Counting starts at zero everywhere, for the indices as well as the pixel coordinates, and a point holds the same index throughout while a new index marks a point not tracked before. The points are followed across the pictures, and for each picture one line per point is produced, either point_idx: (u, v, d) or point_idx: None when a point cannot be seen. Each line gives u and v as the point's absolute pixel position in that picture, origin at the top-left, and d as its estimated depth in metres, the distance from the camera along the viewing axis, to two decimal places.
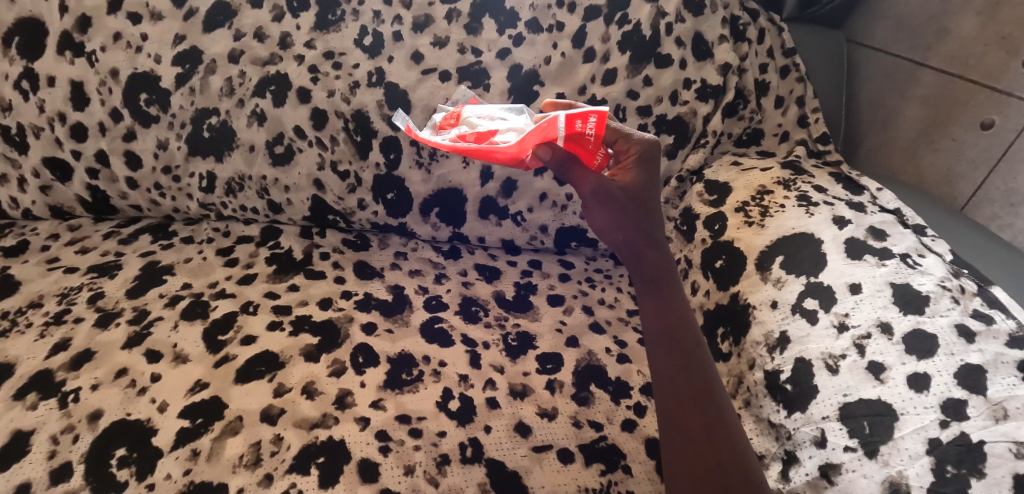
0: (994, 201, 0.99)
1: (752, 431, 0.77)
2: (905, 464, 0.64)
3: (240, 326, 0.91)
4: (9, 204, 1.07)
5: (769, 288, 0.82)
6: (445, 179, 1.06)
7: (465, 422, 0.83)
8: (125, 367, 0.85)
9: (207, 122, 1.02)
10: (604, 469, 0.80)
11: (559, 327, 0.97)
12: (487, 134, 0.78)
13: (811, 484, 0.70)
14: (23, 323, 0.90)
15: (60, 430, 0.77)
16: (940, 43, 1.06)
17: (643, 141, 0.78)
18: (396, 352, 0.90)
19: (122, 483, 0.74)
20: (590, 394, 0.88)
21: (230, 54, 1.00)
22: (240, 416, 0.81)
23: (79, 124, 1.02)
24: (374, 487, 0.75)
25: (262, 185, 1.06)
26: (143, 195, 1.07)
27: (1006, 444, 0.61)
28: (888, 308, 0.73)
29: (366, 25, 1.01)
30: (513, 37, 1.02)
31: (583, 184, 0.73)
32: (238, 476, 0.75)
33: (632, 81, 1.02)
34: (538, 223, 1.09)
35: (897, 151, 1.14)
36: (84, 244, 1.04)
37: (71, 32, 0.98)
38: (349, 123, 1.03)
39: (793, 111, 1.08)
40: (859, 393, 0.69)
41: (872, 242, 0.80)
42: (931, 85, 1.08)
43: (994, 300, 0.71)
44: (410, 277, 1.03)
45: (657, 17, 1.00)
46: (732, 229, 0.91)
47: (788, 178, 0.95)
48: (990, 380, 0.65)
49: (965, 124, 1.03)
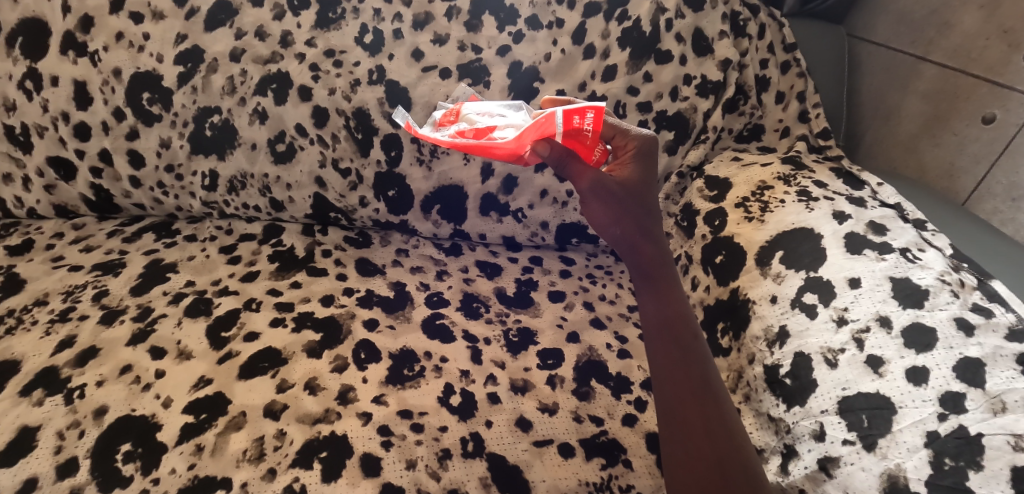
0: (996, 196, 0.99)
1: (752, 425, 0.78)
2: (903, 457, 0.64)
3: (243, 323, 0.92)
4: (14, 202, 1.08)
5: (769, 283, 0.82)
6: (445, 176, 1.07)
7: (466, 417, 0.83)
8: (129, 364, 0.85)
9: (209, 120, 1.03)
10: (605, 463, 0.80)
11: (560, 322, 0.97)
12: (485, 130, 0.78)
13: (810, 476, 0.70)
14: (29, 321, 0.91)
15: (66, 425, 0.78)
16: (942, 36, 1.06)
17: (640, 137, 0.78)
18: (397, 347, 0.91)
19: (128, 477, 0.75)
20: (591, 389, 0.88)
21: (231, 53, 1.01)
22: (243, 411, 0.81)
23: (82, 123, 1.03)
24: (376, 481, 0.76)
25: (264, 183, 1.06)
26: (146, 194, 1.08)
27: (1005, 436, 0.60)
28: (887, 302, 0.73)
29: (366, 23, 1.01)
30: (514, 33, 1.02)
31: (580, 180, 0.74)
32: (242, 471, 0.76)
33: (632, 77, 1.02)
34: (538, 219, 1.09)
35: (899, 145, 1.14)
36: (88, 243, 1.05)
37: (73, 31, 0.99)
38: (350, 121, 1.03)
39: (794, 107, 1.08)
40: (859, 386, 0.69)
41: (873, 237, 0.80)
42: (933, 79, 1.08)
43: (994, 294, 0.71)
44: (412, 274, 1.04)
45: (657, 12, 1.00)
46: (732, 224, 0.91)
47: (788, 173, 0.95)
48: (989, 373, 0.65)
49: (968, 118, 1.02)
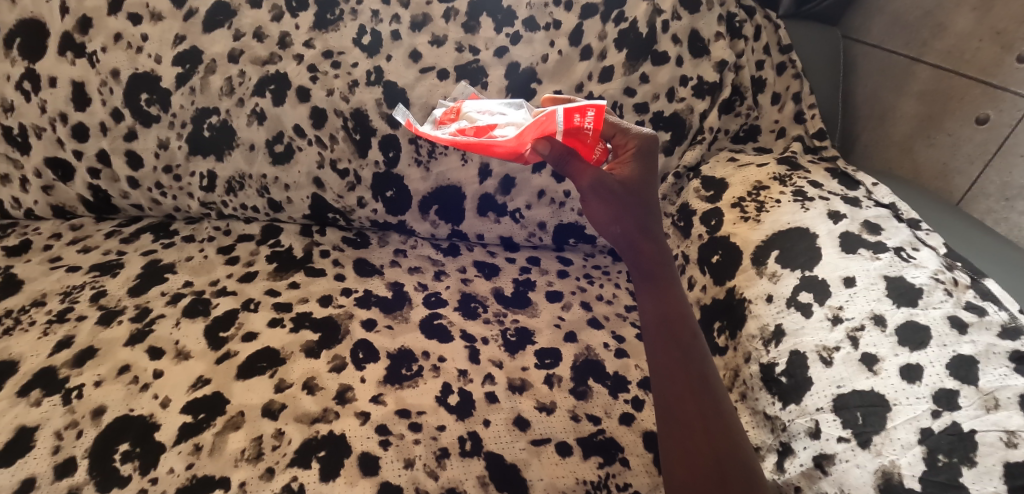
0: (990, 195, 1.00)
1: (748, 423, 0.78)
2: (897, 453, 0.64)
3: (241, 323, 0.92)
4: (11, 203, 1.08)
5: (765, 282, 0.83)
6: (443, 177, 1.07)
7: (464, 416, 0.84)
8: (127, 364, 0.86)
9: (207, 121, 1.03)
10: (602, 461, 0.81)
11: (557, 322, 0.98)
12: (486, 128, 0.79)
13: (806, 474, 0.70)
14: (27, 322, 0.91)
15: (64, 425, 0.78)
16: (936, 38, 1.07)
17: (641, 136, 0.79)
18: (396, 347, 0.91)
19: (126, 477, 0.75)
20: (589, 388, 0.88)
21: (230, 54, 1.01)
22: (242, 411, 0.81)
23: (80, 124, 1.03)
24: (375, 479, 0.76)
25: (262, 184, 1.07)
26: (144, 194, 1.08)
27: (998, 433, 0.61)
28: (881, 301, 0.74)
29: (364, 24, 1.02)
30: (511, 35, 1.03)
31: (581, 178, 0.74)
32: (241, 470, 0.76)
33: (629, 78, 1.03)
34: (536, 219, 1.10)
35: (893, 146, 1.14)
36: (86, 244, 1.05)
37: (72, 33, 0.99)
38: (348, 122, 1.04)
39: (790, 107, 1.08)
40: (853, 384, 0.70)
41: (867, 236, 0.81)
42: (926, 80, 1.09)
43: (987, 292, 0.72)
44: (410, 274, 1.04)
45: (654, 14, 1.01)
46: (728, 224, 0.92)
47: (784, 173, 0.96)
48: (983, 370, 0.65)
49: (961, 118, 1.03)
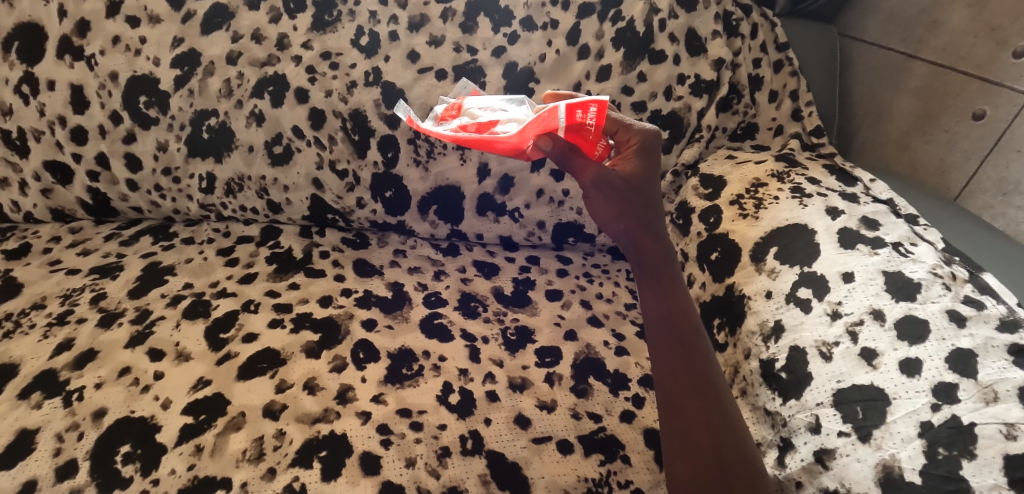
0: (987, 191, 1.00)
1: (749, 419, 0.79)
2: (897, 447, 0.64)
3: (241, 324, 0.92)
4: (10, 207, 1.08)
5: (764, 279, 0.83)
6: (442, 177, 1.07)
7: (465, 415, 0.84)
8: (128, 366, 0.86)
9: (207, 123, 1.03)
10: (603, 459, 0.81)
11: (557, 320, 0.98)
12: (488, 124, 0.79)
13: (807, 469, 0.70)
14: (27, 324, 0.91)
15: (65, 428, 0.78)
16: (931, 35, 1.07)
17: (643, 132, 0.79)
18: (396, 347, 0.91)
19: (128, 478, 0.75)
20: (589, 386, 0.88)
21: (228, 56, 1.01)
22: (243, 412, 0.81)
23: (79, 127, 1.03)
24: (376, 479, 0.76)
25: (262, 185, 1.07)
26: (143, 197, 1.08)
27: (997, 425, 0.61)
28: (880, 296, 0.74)
29: (362, 25, 1.02)
30: (508, 35, 1.03)
31: (583, 175, 0.74)
32: (242, 470, 0.76)
33: (626, 77, 1.04)
34: (535, 218, 1.10)
35: (889, 142, 1.15)
36: (86, 247, 1.05)
37: (70, 36, 0.99)
38: (347, 123, 1.04)
39: (787, 105, 1.09)
40: (853, 379, 0.70)
41: (865, 232, 0.81)
42: (923, 76, 1.09)
43: (985, 286, 0.72)
44: (410, 274, 1.04)
45: (651, 13, 1.01)
46: (727, 221, 0.92)
47: (782, 170, 0.96)
48: (982, 363, 0.65)
49: (958, 115, 1.04)
